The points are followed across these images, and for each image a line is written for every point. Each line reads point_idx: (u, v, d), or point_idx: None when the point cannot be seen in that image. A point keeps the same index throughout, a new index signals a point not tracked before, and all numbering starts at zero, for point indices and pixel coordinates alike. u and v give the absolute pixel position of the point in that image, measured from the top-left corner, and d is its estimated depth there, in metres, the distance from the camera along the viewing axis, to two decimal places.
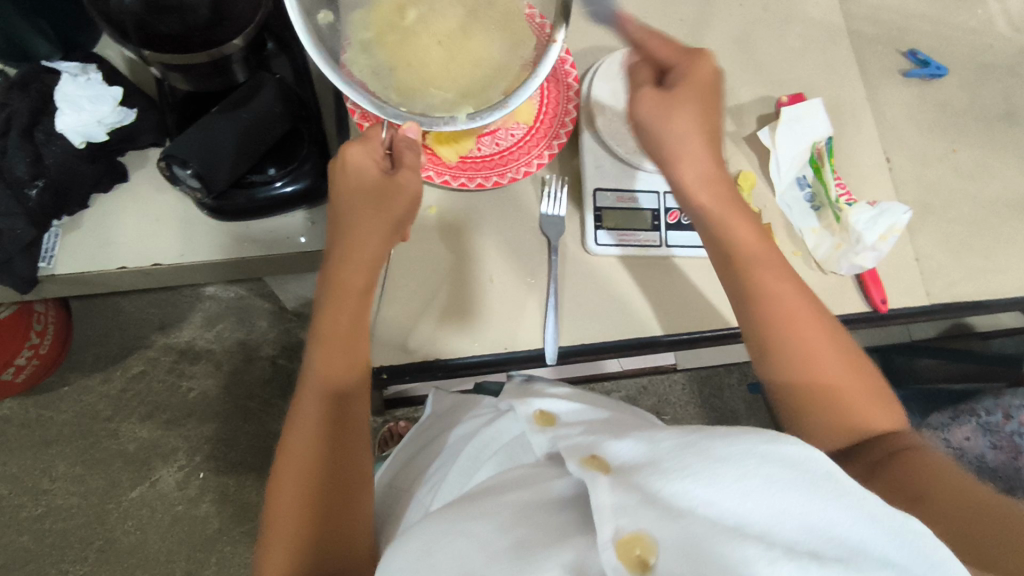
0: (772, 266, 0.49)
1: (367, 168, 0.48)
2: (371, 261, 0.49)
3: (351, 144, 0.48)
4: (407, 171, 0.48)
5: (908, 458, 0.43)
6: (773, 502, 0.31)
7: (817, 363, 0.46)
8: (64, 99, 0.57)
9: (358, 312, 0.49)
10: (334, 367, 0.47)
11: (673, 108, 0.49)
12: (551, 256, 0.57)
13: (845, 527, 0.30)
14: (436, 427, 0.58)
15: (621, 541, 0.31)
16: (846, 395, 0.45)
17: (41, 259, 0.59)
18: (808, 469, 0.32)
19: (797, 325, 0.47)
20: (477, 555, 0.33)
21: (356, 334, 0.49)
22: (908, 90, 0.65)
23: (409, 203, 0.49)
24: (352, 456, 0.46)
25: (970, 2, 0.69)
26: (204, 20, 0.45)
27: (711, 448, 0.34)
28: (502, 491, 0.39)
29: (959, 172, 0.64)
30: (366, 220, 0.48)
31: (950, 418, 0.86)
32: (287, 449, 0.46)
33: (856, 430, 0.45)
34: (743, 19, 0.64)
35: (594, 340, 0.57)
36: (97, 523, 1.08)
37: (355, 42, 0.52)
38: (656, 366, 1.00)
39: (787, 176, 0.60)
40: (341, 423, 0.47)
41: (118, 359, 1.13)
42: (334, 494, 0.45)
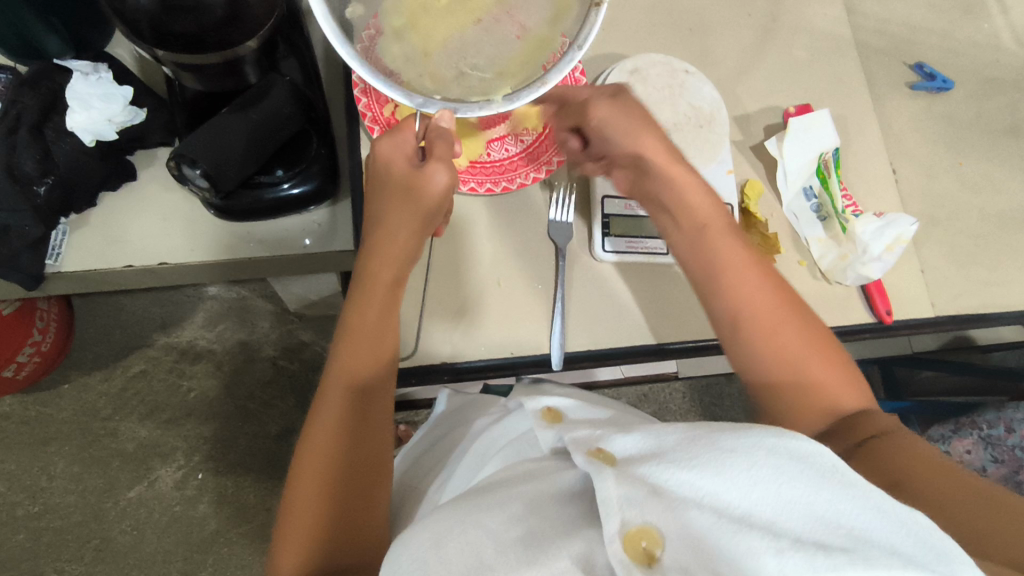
0: (732, 248, 0.48)
1: (396, 160, 0.48)
2: (397, 259, 0.49)
3: (380, 138, 0.49)
4: (432, 162, 0.48)
5: (885, 445, 0.41)
6: (780, 494, 0.31)
7: (768, 343, 0.46)
8: (75, 97, 0.57)
9: (387, 307, 0.49)
10: (362, 358, 0.47)
11: (636, 123, 0.50)
12: (558, 261, 0.58)
13: (854, 520, 0.29)
14: (445, 426, 0.58)
15: (628, 534, 0.32)
16: (809, 370, 0.45)
17: (48, 257, 0.59)
18: (815, 461, 0.31)
19: (754, 306, 0.46)
20: (487, 548, 0.33)
21: (383, 329, 0.49)
22: (914, 103, 0.66)
23: (436, 196, 0.49)
24: (373, 451, 0.46)
25: (976, 17, 0.69)
26: (218, 21, 0.46)
27: (718, 441, 0.34)
28: (513, 484, 0.39)
29: (964, 185, 0.64)
30: (395, 213, 0.49)
31: (953, 431, 0.86)
32: (308, 443, 0.46)
33: (831, 411, 0.44)
34: (752, 30, 0.65)
35: (599, 347, 0.57)
36: (94, 522, 1.08)
37: (387, 30, 0.50)
38: (658, 374, 1.00)
39: (794, 186, 0.60)
40: (364, 417, 0.47)
41: (119, 358, 1.13)
42: (353, 485, 0.45)
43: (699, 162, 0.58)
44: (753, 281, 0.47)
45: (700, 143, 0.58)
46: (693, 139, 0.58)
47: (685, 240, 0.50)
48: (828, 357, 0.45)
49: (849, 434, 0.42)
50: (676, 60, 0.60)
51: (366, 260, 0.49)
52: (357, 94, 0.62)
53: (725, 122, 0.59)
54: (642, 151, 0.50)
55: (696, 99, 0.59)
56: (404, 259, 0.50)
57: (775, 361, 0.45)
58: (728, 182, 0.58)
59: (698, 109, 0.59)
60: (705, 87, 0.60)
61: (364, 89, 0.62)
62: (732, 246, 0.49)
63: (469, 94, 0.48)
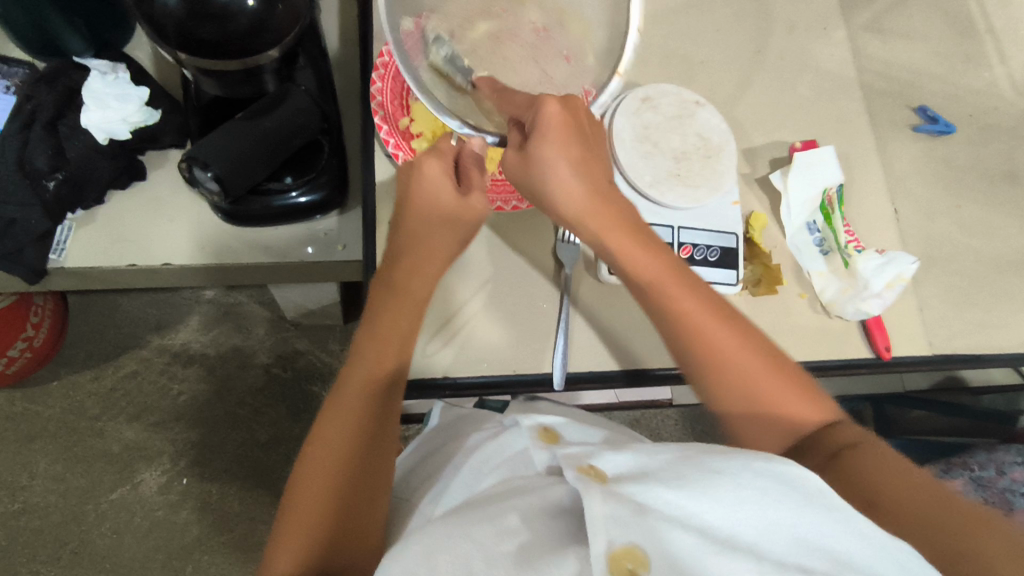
0: (653, 262, 0.48)
1: (440, 187, 0.51)
2: (434, 276, 0.52)
3: (427, 157, 0.51)
4: (475, 191, 0.52)
5: (852, 461, 0.43)
6: (764, 515, 0.32)
7: (728, 355, 0.46)
8: (91, 95, 0.58)
9: (412, 317, 0.50)
10: (390, 365, 0.48)
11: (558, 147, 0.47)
12: (563, 282, 0.58)
13: (833, 542, 0.32)
14: (440, 438, 0.58)
15: (613, 556, 0.31)
16: (747, 377, 0.46)
17: (52, 251, 0.59)
18: (799, 485, 0.34)
19: (694, 313, 0.47)
20: (478, 558, 0.34)
21: (410, 338, 0.50)
22: (916, 145, 0.67)
23: (473, 222, 0.52)
24: (384, 452, 0.47)
25: (977, 65, 0.71)
26: (244, 29, 0.46)
27: (708, 463, 0.35)
28: (505, 498, 0.39)
29: (963, 227, 0.65)
30: (434, 234, 0.51)
31: (943, 471, 0.87)
32: (321, 438, 0.46)
33: (793, 430, 0.46)
34: (761, 65, 0.66)
35: (599, 369, 0.57)
36: (73, 524, 1.06)
37: (428, 48, 0.53)
38: (651, 400, 1.00)
39: (798, 220, 0.60)
40: (383, 420, 0.47)
41: (111, 357, 1.12)
42: (363, 489, 0.45)
43: (707, 191, 0.58)
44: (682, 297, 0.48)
45: (708, 171, 0.59)
46: (702, 169, 0.59)
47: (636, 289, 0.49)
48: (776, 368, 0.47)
49: (816, 454, 0.45)
50: (687, 92, 0.61)
51: (407, 272, 0.51)
52: (375, 107, 0.62)
53: (733, 154, 0.59)
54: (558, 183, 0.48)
55: (706, 129, 0.60)
56: (438, 271, 0.52)
57: (732, 368, 0.46)
58: (732, 213, 0.59)
59: (708, 140, 0.60)
60: (715, 119, 0.60)
61: (382, 101, 0.62)
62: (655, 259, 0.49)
63: (495, 121, 0.53)
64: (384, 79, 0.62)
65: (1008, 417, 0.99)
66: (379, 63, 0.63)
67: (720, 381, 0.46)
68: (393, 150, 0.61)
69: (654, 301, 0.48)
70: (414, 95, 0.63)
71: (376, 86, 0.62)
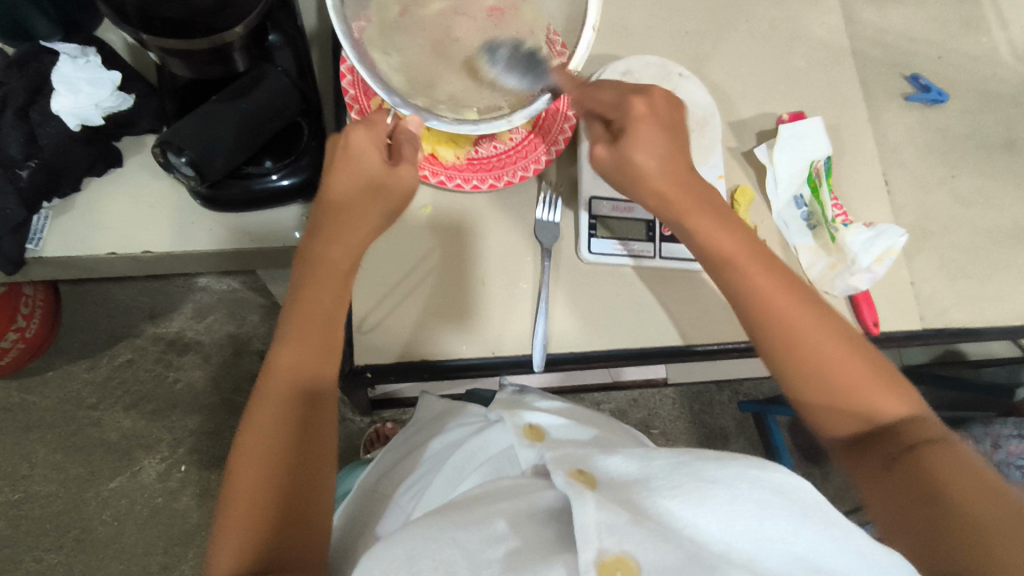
0: (731, 239, 0.48)
1: (369, 155, 0.49)
2: (358, 248, 0.50)
3: (354, 127, 0.49)
4: (405, 162, 0.49)
5: (924, 458, 0.41)
6: (761, 528, 0.32)
7: (803, 331, 0.45)
8: (62, 80, 0.57)
9: (338, 293, 0.49)
10: (315, 352, 0.48)
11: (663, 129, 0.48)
12: (543, 262, 0.57)
13: (832, 562, 0.31)
14: (422, 433, 0.57)
15: (603, 563, 0.31)
16: (827, 355, 0.44)
17: (29, 241, 0.58)
18: (796, 497, 0.34)
19: (764, 288, 0.47)
20: (461, 565, 0.33)
21: (336, 316, 0.49)
22: (910, 115, 0.65)
23: (405, 193, 0.50)
24: (318, 441, 0.46)
25: (975, 30, 0.69)
26: (207, 6, 0.44)
27: (704, 472, 0.35)
28: (487, 501, 0.39)
29: (957, 198, 0.64)
30: (361, 203, 0.49)
31: None
32: (251, 432, 0.45)
33: (865, 418, 0.44)
34: (750, 35, 0.64)
35: (583, 349, 0.56)
36: (75, 512, 1.07)
37: (375, 23, 0.52)
38: (647, 379, 0.99)
39: (785, 193, 0.59)
40: (313, 411, 0.46)
41: (106, 346, 1.12)
42: (300, 482, 0.44)
43: None
44: (756, 271, 0.47)
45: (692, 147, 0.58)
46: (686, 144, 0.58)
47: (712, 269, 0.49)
48: (856, 353, 0.45)
49: (890, 441, 0.43)
50: (670, 63, 0.59)
51: (325, 246, 0.49)
52: (345, 87, 0.60)
53: (718, 126, 0.58)
54: (653, 161, 0.48)
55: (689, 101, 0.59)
56: (363, 245, 0.50)
57: (809, 346, 0.45)
58: (718, 187, 0.57)
59: (692, 112, 0.58)
60: (699, 90, 0.59)
61: (353, 81, 0.60)
62: (734, 239, 0.48)
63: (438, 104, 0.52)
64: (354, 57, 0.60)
65: (1008, 391, 0.99)
66: None
67: (800, 359, 0.45)
68: None
69: (743, 284, 0.47)
70: None
71: (346, 65, 0.60)
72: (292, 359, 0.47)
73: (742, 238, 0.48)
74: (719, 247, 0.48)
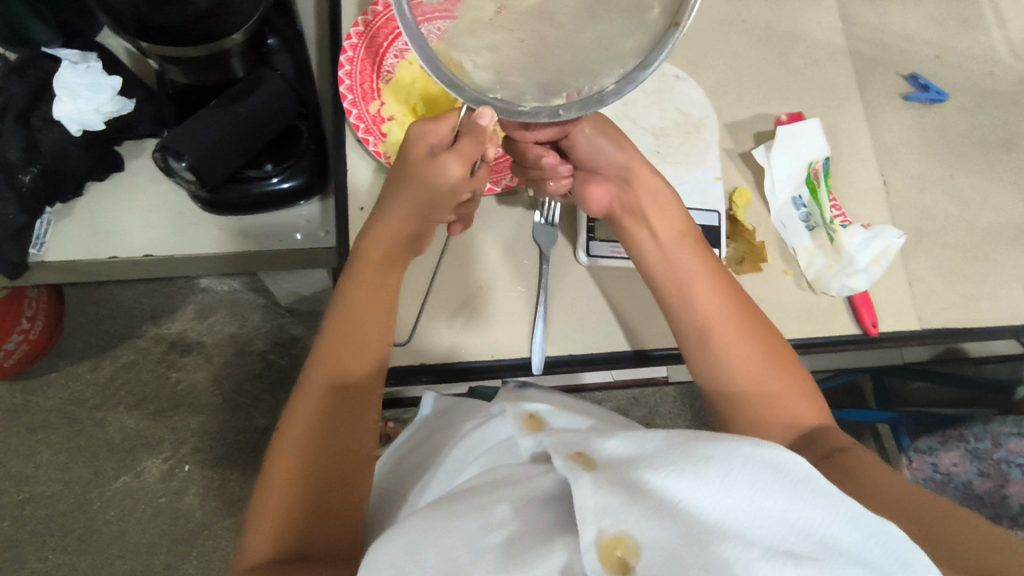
0: (692, 254, 0.52)
1: (418, 147, 0.48)
2: (398, 242, 0.50)
3: (414, 123, 0.48)
4: (451, 153, 0.46)
5: (851, 461, 0.43)
6: (752, 500, 0.30)
7: (732, 339, 0.48)
8: (63, 86, 0.57)
9: (377, 289, 0.49)
10: (353, 347, 0.47)
11: (610, 131, 0.53)
12: (542, 265, 0.57)
13: (823, 529, 0.30)
14: (430, 427, 0.57)
15: (603, 542, 0.31)
16: (747, 365, 0.47)
17: (31, 246, 0.59)
18: (788, 470, 0.32)
19: (705, 302, 0.50)
20: (463, 551, 0.33)
21: (377, 313, 0.48)
22: (908, 114, 0.65)
23: (445, 189, 0.47)
24: (355, 436, 0.46)
25: (973, 28, 0.69)
26: (203, 12, 0.43)
27: (696, 448, 0.33)
28: (488, 489, 0.38)
29: (955, 198, 0.64)
30: (401, 197, 0.48)
31: (940, 443, 0.89)
32: (288, 425, 0.45)
33: (789, 426, 0.45)
34: (747, 35, 0.64)
35: (582, 351, 0.56)
36: (78, 512, 1.08)
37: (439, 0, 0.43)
38: (647, 378, 1.00)
39: (782, 195, 0.59)
40: (348, 405, 0.46)
41: (108, 347, 1.12)
42: (333, 476, 0.44)
43: (686, 169, 0.58)
44: (698, 285, 0.50)
45: (687, 148, 0.58)
46: (682, 145, 0.58)
47: (661, 286, 0.52)
48: (783, 369, 0.47)
49: (808, 451, 0.44)
50: (667, 65, 0.60)
51: (365, 243, 0.49)
52: (343, 92, 0.60)
53: (714, 129, 0.59)
54: (630, 167, 0.53)
55: (686, 104, 0.59)
56: (400, 241, 0.50)
57: (739, 354, 0.48)
58: (714, 188, 0.58)
59: (688, 115, 0.59)
60: (695, 93, 0.59)
61: (350, 86, 0.60)
62: (693, 258, 0.52)
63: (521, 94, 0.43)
64: (351, 62, 0.60)
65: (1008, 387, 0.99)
66: (346, 45, 0.61)
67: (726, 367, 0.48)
68: (364, 135, 0.60)
69: (684, 311, 0.50)
70: (384, 77, 0.62)
71: (344, 70, 0.60)
72: (333, 352, 0.47)
73: (686, 253, 0.52)
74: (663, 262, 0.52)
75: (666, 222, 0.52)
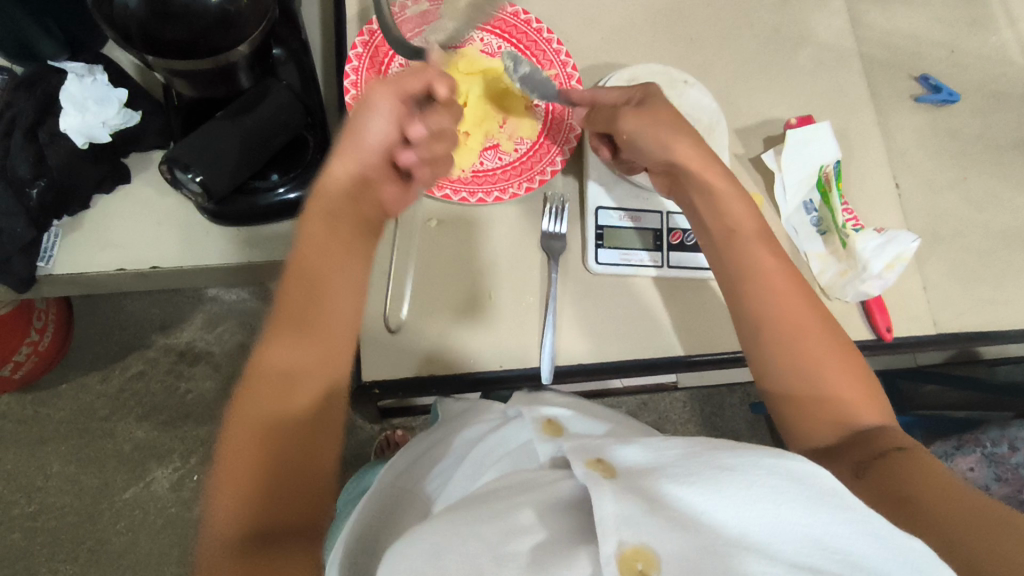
0: (747, 220, 0.50)
1: (369, 116, 0.45)
2: (343, 225, 0.44)
3: (376, 85, 0.45)
4: (408, 124, 0.45)
5: (896, 464, 0.40)
6: (778, 513, 0.30)
7: (786, 315, 0.46)
8: (69, 99, 0.56)
9: (314, 278, 0.43)
10: (291, 348, 0.41)
11: (671, 130, 0.51)
12: (551, 273, 0.56)
13: (850, 546, 0.29)
14: (442, 431, 0.53)
15: (623, 556, 0.29)
16: (812, 345, 0.45)
17: (40, 259, 0.59)
18: (812, 484, 0.31)
19: (765, 268, 0.48)
20: (485, 555, 0.31)
21: (314, 304, 0.42)
22: (919, 116, 0.64)
23: (405, 164, 0.46)
24: (312, 445, 0.40)
25: (984, 29, 0.68)
26: (209, 25, 0.45)
27: (721, 460, 0.33)
28: (508, 493, 0.36)
29: (969, 200, 0.63)
30: (340, 174, 0.45)
31: (956, 448, 0.87)
32: (229, 441, 0.40)
33: (845, 419, 0.43)
34: (755, 40, 0.64)
35: (591, 361, 0.56)
36: (89, 523, 1.08)
37: None
38: (657, 384, 0.99)
39: (794, 200, 0.59)
40: (286, 413, 0.40)
41: (117, 358, 1.12)
42: (286, 495, 0.38)
43: None
44: (750, 250, 0.49)
45: None
46: None
47: (711, 242, 0.51)
48: (840, 358, 0.45)
49: (861, 447, 0.42)
50: (675, 71, 0.59)
51: (303, 230, 0.44)
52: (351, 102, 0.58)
53: (725, 133, 0.58)
54: (676, 153, 0.51)
55: (695, 108, 0.58)
56: (341, 221, 0.44)
57: (793, 327, 0.45)
58: None
59: (697, 120, 0.58)
60: (706, 98, 0.58)
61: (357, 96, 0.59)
62: (750, 222, 0.50)
63: None
64: (357, 72, 0.59)
65: None
66: (352, 54, 0.59)
67: (776, 350, 0.45)
68: None
69: (742, 270, 0.48)
70: None
71: (350, 80, 0.59)
72: (305, 332, 0.41)
73: (750, 222, 0.50)
74: (726, 218, 0.50)
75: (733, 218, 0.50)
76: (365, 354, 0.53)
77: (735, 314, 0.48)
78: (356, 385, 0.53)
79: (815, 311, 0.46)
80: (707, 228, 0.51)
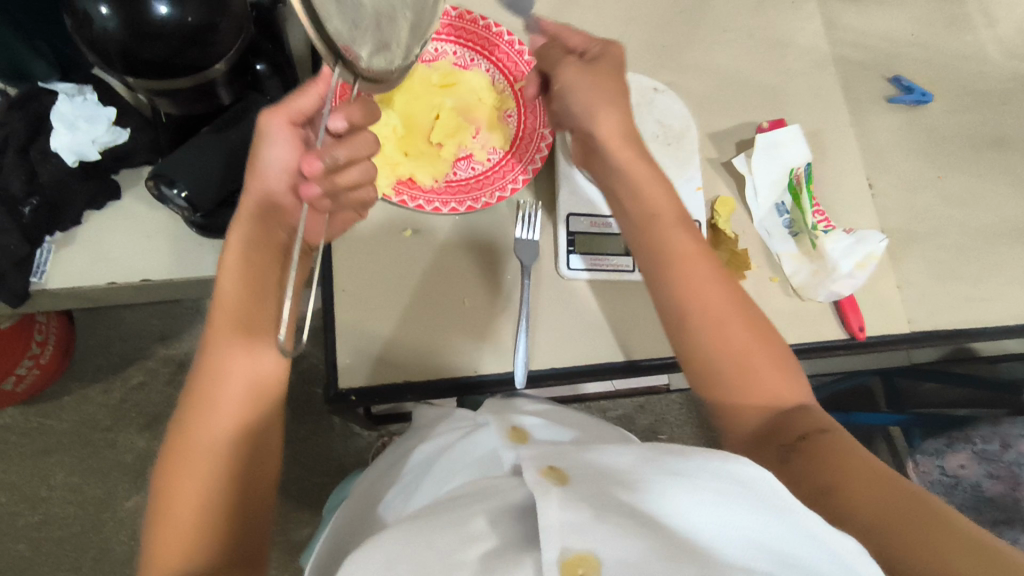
0: (666, 202, 0.51)
1: (276, 149, 0.45)
2: (253, 262, 0.46)
3: (268, 114, 0.45)
4: (263, 166, 0.45)
5: (817, 446, 0.42)
6: (720, 515, 0.31)
7: (703, 299, 0.48)
8: (60, 118, 0.59)
9: (240, 309, 0.46)
10: (218, 385, 0.45)
11: (596, 96, 0.51)
12: (523, 280, 0.57)
13: (789, 546, 0.30)
14: (412, 441, 0.55)
15: (566, 562, 0.29)
16: (727, 331, 0.47)
17: (33, 274, 0.60)
18: (755, 487, 0.32)
19: (688, 260, 0.49)
20: (436, 563, 0.31)
21: (236, 337, 0.46)
22: (895, 117, 0.65)
23: (262, 206, 0.46)
24: (200, 477, 0.43)
25: (960, 28, 0.69)
26: (186, 46, 0.45)
27: (671, 464, 0.34)
28: (463, 504, 0.37)
29: (945, 199, 0.63)
30: (249, 217, 0.46)
31: (946, 445, 0.87)
32: (181, 470, 0.43)
33: (769, 402, 0.46)
34: (729, 45, 0.64)
35: (567, 364, 0.57)
36: (93, 532, 1.10)
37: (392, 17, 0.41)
38: (649, 386, 0.99)
39: (765, 202, 0.59)
40: (213, 452, 0.44)
41: (118, 369, 1.14)
42: (196, 526, 0.42)
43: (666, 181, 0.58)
44: (676, 238, 0.50)
45: (669, 160, 0.58)
46: (664, 155, 0.58)
47: (632, 229, 0.52)
48: (762, 343, 0.48)
49: (784, 431, 0.44)
50: (645, 79, 0.60)
51: (232, 261, 0.46)
52: None
53: (694, 139, 0.59)
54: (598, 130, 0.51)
55: (666, 115, 0.59)
56: (265, 261, 0.46)
57: (709, 310, 0.47)
58: (696, 199, 0.58)
59: (669, 126, 0.59)
60: (676, 105, 0.60)
61: None
62: (685, 235, 0.50)
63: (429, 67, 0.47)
64: None
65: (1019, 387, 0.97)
66: None
67: (698, 331, 0.47)
68: None
69: (657, 256, 0.50)
70: None
71: None
72: (238, 372, 0.45)
73: (674, 210, 0.51)
74: (648, 208, 0.51)
75: (662, 223, 0.50)
76: (343, 362, 0.54)
77: (660, 303, 0.50)
78: (333, 392, 0.54)
79: (731, 298, 0.48)
80: (630, 216, 0.52)
